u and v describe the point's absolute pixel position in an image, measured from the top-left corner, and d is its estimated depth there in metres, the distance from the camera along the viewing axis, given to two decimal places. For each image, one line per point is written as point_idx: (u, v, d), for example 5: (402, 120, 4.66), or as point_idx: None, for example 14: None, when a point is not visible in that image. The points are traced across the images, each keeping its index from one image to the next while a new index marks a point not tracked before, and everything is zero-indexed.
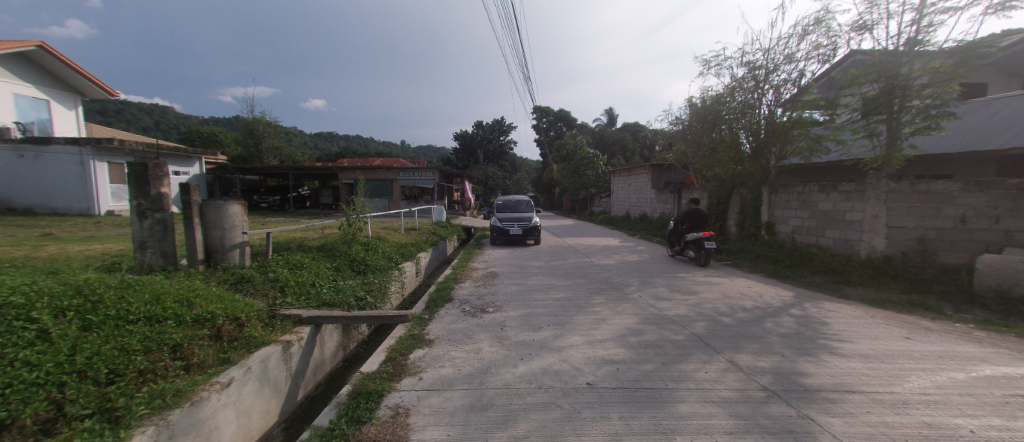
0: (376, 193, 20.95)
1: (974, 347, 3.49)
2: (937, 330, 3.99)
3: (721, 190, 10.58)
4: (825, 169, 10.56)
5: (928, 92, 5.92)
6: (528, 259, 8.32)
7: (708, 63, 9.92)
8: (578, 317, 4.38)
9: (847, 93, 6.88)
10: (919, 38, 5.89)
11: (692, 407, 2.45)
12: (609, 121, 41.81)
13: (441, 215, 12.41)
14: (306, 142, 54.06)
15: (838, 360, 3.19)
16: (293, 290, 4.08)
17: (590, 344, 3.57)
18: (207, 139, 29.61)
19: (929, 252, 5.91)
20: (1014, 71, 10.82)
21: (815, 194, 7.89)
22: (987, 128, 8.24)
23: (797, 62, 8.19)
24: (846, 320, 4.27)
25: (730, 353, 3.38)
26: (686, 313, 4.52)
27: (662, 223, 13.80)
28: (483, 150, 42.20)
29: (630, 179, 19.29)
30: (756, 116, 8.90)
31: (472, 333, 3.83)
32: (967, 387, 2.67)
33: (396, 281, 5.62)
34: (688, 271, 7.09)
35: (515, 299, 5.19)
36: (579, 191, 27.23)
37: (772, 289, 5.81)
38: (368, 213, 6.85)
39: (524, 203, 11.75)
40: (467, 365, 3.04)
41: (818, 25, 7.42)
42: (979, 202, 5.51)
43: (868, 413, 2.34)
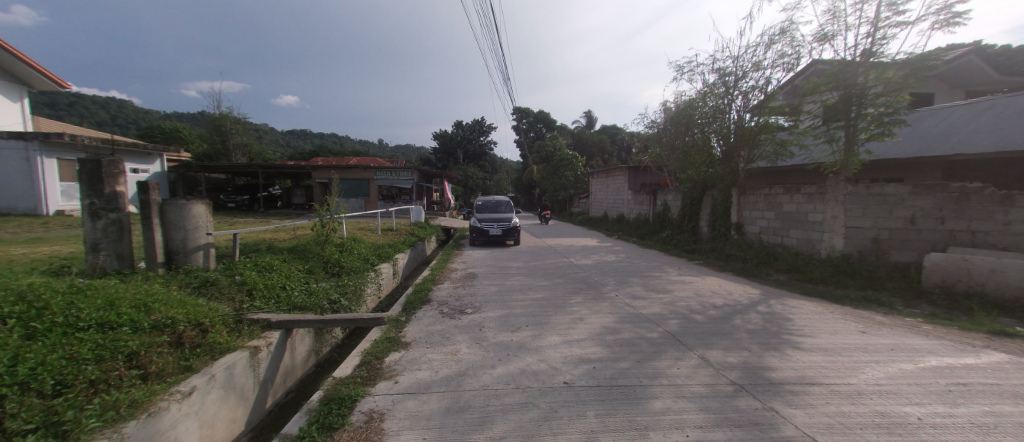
0: (352, 193, 20.43)
1: (922, 339, 3.74)
2: (889, 324, 4.26)
3: (693, 191, 10.91)
4: (789, 173, 11.12)
5: (881, 101, 6.33)
6: (508, 260, 8.32)
7: (681, 69, 10.26)
8: (556, 317, 4.41)
9: (810, 101, 7.26)
10: (874, 50, 6.31)
11: (665, 403, 2.51)
12: (588, 124, 42.45)
13: (420, 215, 12.18)
14: (278, 140, 52.17)
15: (800, 354, 3.35)
16: (262, 293, 3.92)
17: (567, 344, 3.60)
18: (170, 135, 28.01)
19: (883, 250, 6.32)
20: (956, 82, 11.78)
21: (779, 196, 8.28)
22: (934, 135, 8.95)
23: (764, 70, 8.57)
24: (809, 316, 4.50)
25: (701, 349, 3.49)
26: (660, 312, 4.64)
27: (639, 224, 14.09)
28: (462, 150, 41.93)
29: (608, 181, 19.62)
30: (726, 121, 9.26)
31: (450, 335, 3.78)
32: (916, 377, 2.87)
33: (372, 283, 5.50)
34: (662, 270, 7.29)
35: (494, 300, 5.17)
36: (559, 192, 27.48)
37: (740, 287, 6.05)
38: (343, 214, 6.61)
39: (504, 204, 11.71)
40: (444, 368, 3.01)
41: (784, 35, 7.79)
42: (926, 204, 5.94)
43: (828, 404, 2.46)
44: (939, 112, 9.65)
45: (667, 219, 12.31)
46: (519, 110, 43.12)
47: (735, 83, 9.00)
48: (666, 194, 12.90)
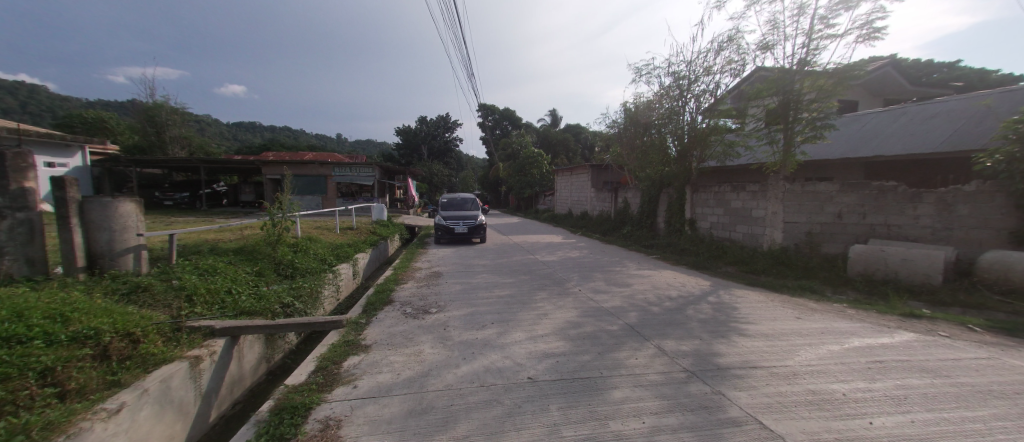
0: (308, 190, 19.38)
1: (847, 322, 4.17)
2: (821, 310, 4.70)
3: (651, 189, 11.41)
4: (736, 172, 11.93)
5: (814, 106, 6.95)
6: (474, 258, 8.27)
7: (639, 71, 10.64)
8: (521, 313, 4.44)
9: (754, 105, 7.81)
10: (808, 59, 6.89)
11: (624, 393, 2.61)
12: (552, 122, 43.10)
13: (382, 214, 11.75)
14: (224, 133, 48.34)
15: (745, 340, 3.62)
16: (204, 299, 3.61)
17: (532, 340, 3.65)
18: (92, 125, 25.00)
19: (816, 243, 6.97)
20: (874, 91, 13.15)
21: (727, 194, 8.83)
22: (857, 139, 9.97)
23: (714, 74, 9.10)
24: (752, 304, 4.86)
25: (657, 340, 3.67)
26: (620, 305, 4.83)
27: (601, 221, 14.52)
28: (427, 146, 41.05)
29: (572, 179, 20.05)
30: (680, 123, 9.75)
31: (413, 336, 3.70)
32: (842, 357, 3.19)
33: (330, 285, 5.25)
34: (623, 265, 7.56)
35: (459, 298, 5.11)
36: (525, 190, 27.73)
37: (694, 279, 6.41)
38: (297, 212, 6.22)
39: (469, 201, 11.58)
40: (407, 369, 2.93)
41: (731, 42, 8.32)
42: (851, 201, 6.66)
43: (768, 386, 2.68)
44: (860, 118, 10.76)
45: (628, 215, 12.79)
46: (483, 107, 42.90)
47: (689, 86, 9.48)
48: (627, 191, 13.38)
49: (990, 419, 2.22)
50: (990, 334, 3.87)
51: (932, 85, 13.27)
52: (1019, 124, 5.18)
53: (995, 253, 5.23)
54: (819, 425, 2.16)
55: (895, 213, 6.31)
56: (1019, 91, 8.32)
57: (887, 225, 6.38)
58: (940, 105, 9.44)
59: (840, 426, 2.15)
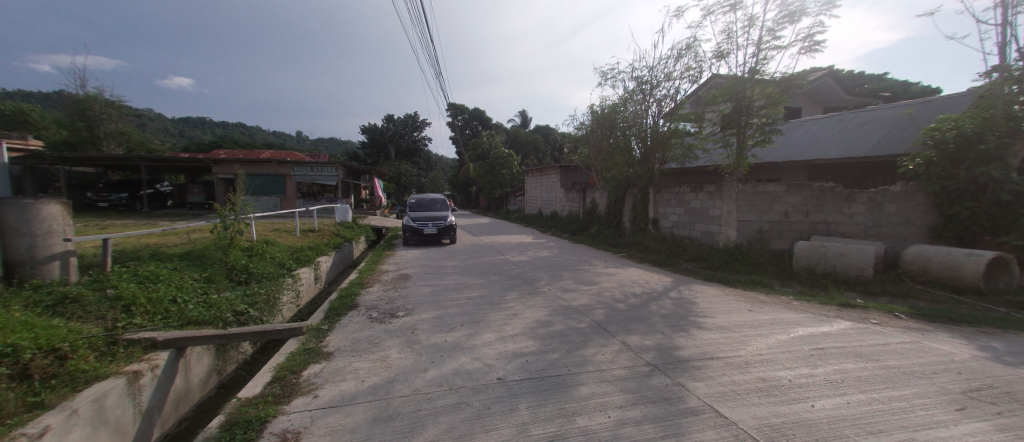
0: (264, 191, 18.40)
1: (793, 313, 4.50)
2: (770, 302, 5.05)
3: (617, 190, 11.76)
4: (695, 173, 12.58)
5: (763, 113, 7.47)
6: (443, 259, 8.16)
7: (604, 75, 10.94)
8: (491, 314, 4.44)
9: (710, 110, 8.27)
10: (757, 68, 7.38)
11: (591, 388, 2.67)
12: (522, 123, 43.48)
13: (346, 215, 11.32)
14: (170, 130, 44.79)
15: (703, 332, 3.82)
16: (145, 309, 3.32)
17: (501, 340, 3.65)
18: (10, 118, 22.37)
19: (765, 240, 7.48)
20: (816, 99, 14.28)
21: (686, 194, 9.22)
22: (801, 143, 10.78)
23: (674, 80, 9.52)
24: (710, 299, 5.14)
25: (623, 335, 3.78)
26: (588, 303, 4.93)
27: (570, 220, 14.79)
28: (394, 145, 40.01)
29: (542, 179, 20.31)
30: (644, 126, 10.13)
31: (379, 341, 3.59)
32: (788, 346, 3.45)
33: (289, 290, 4.99)
34: (591, 264, 7.73)
35: (427, 300, 5.02)
36: (495, 190, 27.77)
37: (657, 276, 6.69)
38: (252, 214, 5.86)
39: (439, 202, 11.40)
40: (372, 376, 2.84)
41: (689, 50, 8.75)
42: (796, 200, 7.20)
43: (723, 375, 2.84)
44: (803, 124, 11.67)
45: (595, 215, 13.11)
46: (453, 106, 42.48)
47: (651, 91, 9.88)
48: (594, 192, 13.71)
49: (912, 397, 2.47)
50: (912, 320, 4.31)
51: (863, 95, 14.67)
52: (936, 131, 6.18)
53: (916, 248, 5.85)
54: (768, 410, 2.33)
55: (833, 212, 6.90)
56: (936, 101, 9.30)
57: (828, 223, 6.95)
58: (871, 113, 10.39)
59: (785, 410, 2.32)
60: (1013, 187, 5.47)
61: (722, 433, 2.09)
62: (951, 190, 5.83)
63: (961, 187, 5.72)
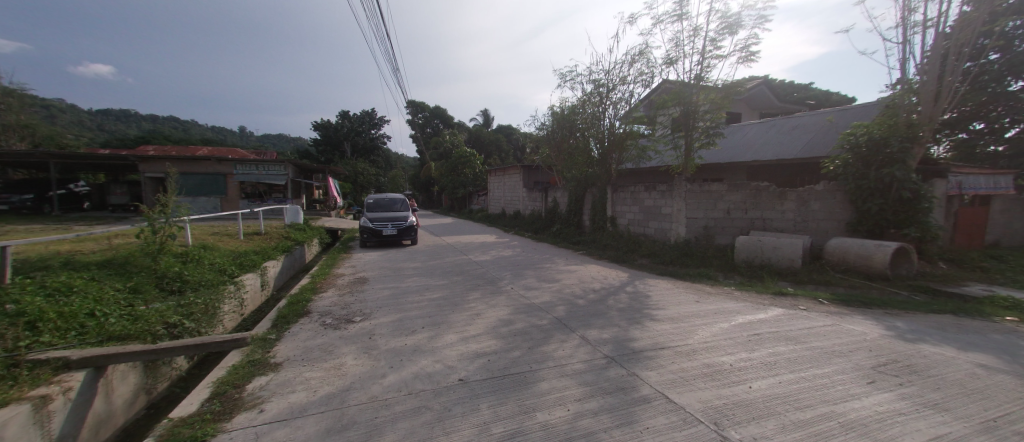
0: (199, 191, 16.90)
1: (735, 302, 4.87)
2: (715, 293, 5.43)
3: (577, 189, 12.06)
4: (648, 174, 13.24)
5: (707, 117, 8.05)
6: (404, 261, 7.95)
7: (563, 76, 11.15)
8: (453, 315, 4.38)
9: (661, 114, 8.74)
10: (702, 75, 7.91)
11: (550, 384, 2.72)
12: (484, 122, 43.40)
13: (297, 216, 10.65)
14: (86, 123, 39.64)
15: (655, 324, 4.03)
16: (54, 325, 2.91)
17: (463, 341, 3.62)
18: None
19: (711, 236, 8.04)
20: (753, 105, 15.54)
21: (641, 193, 9.65)
22: (741, 145, 11.70)
23: (628, 84, 9.94)
24: (663, 292, 5.44)
25: (582, 330, 3.90)
26: (549, 299, 5.03)
27: (532, 220, 14.94)
28: (350, 143, 38.24)
29: (504, 179, 20.39)
30: (601, 127, 10.50)
31: (333, 348, 3.42)
32: (730, 333, 3.73)
33: (232, 299, 4.62)
34: (553, 262, 7.87)
35: (386, 304, 4.86)
36: (458, 190, 27.51)
37: (614, 272, 6.96)
38: (187, 216, 5.36)
39: (399, 202, 11.06)
40: (325, 385, 2.70)
41: (642, 56, 9.18)
42: (737, 198, 7.79)
43: (673, 363, 3.02)
44: (742, 129, 12.68)
45: (557, 214, 13.37)
46: (413, 104, 41.52)
47: (607, 94, 10.24)
48: (555, 191, 13.97)
49: (832, 373, 2.78)
50: (833, 305, 4.84)
51: (793, 103, 16.21)
52: (851, 136, 7.00)
53: (837, 241, 6.55)
54: (712, 393, 2.51)
55: (769, 209, 7.55)
56: (852, 109, 10.45)
57: (765, 219, 7.59)
58: (800, 119, 11.47)
59: (727, 392, 2.52)
60: (911, 186, 6.31)
61: (672, 418, 2.22)
62: (864, 188, 6.61)
63: (871, 185, 6.52)
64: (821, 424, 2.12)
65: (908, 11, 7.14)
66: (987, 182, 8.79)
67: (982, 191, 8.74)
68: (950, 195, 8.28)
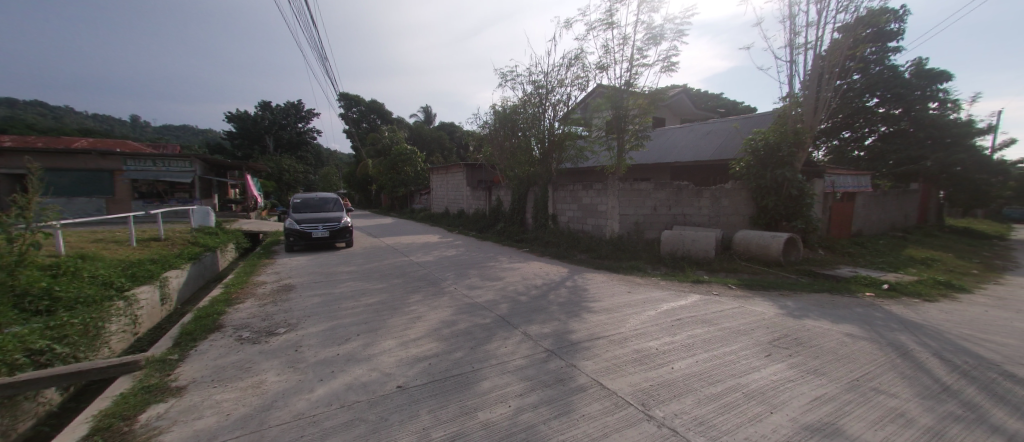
0: (75, 190, 14.18)
1: (661, 291, 5.32)
2: (644, 283, 5.88)
3: (520, 188, 12.24)
4: (585, 173, 13.93)
5: (637, 121, 8.68)
6: (338, 264, 7.44)
7: (504, 76, 11.20)
8: (391, 320, 4.20)
9: (597, 116, 9.23)
10: (631, 81, 8.50)
11: (492, 382, 2.73)
12: (426, 119, 42.29)
13: (206, 219, 9.54)
14: None
15: (591, 316, 4.25)
16: None
17: (402, 346, 3.48)
18: None
19: (641, 231, 8.65)
20: (674, 111, 17.08)
21: (579, 192, 10.05)
22: (664, 148, 12.82)
23: (566, 87, 10.33)
24: (599, 285, 5.75)
25: (524, 326, 3.98)
26: (492, 298, 5.06)
27: (476, 219, 14.87)
28: (273, 136, 34.68)
29: (447, 177, 20.05)
30: (541, 128, 10.77)
31: (251, 365, 3.08)
32: (657, 319, 4.06)
33: (121, 316, 3.94)
34: (496, 260, 7.92)
35: (315, 312, 4.51)
36: (398, 188, 26.41)
37: (555, 268, 7.20)
38: (56, 220, 4.41)
39: (331, 202, 10.31)
40: (241, 406, 2.43)
41: (577, 61, 9.58)
42: (663, 196, 8.50)
43: (607, 352, 3.21)
44: (664, 132, 13.92)
45: (500, 213, 13.46)
46: (347, 97, 39.10)
47: (547, 95, 10.55)
48: (499, 190, 14.05)
49: (738, 350, 3.16)
50: (740, 290, 5.51)
51: (708, 110, 18.12)
52: (752, 141, 8.08)
53: (742, 233, 7.48)
54: (640, 377, 2.71)
55: (689, 206, 8.37)
56: (753, 118, 12.00)
57: (685, 215, 8.40)
58: (713, 126, 12.87)
59: (653, 374, 2.73)
60: (797, 185, 7.45)
61: (605, 403, 2.36)
62: (762, 187, 7.67)
63: (768, 185, 7.60)
64: (729, 395, 2.39)
65: (794, 35, 8.36)
66: (854, 181, 10.78)
67: (849, 188, 10.56)
68: (826, 193, 9.89)
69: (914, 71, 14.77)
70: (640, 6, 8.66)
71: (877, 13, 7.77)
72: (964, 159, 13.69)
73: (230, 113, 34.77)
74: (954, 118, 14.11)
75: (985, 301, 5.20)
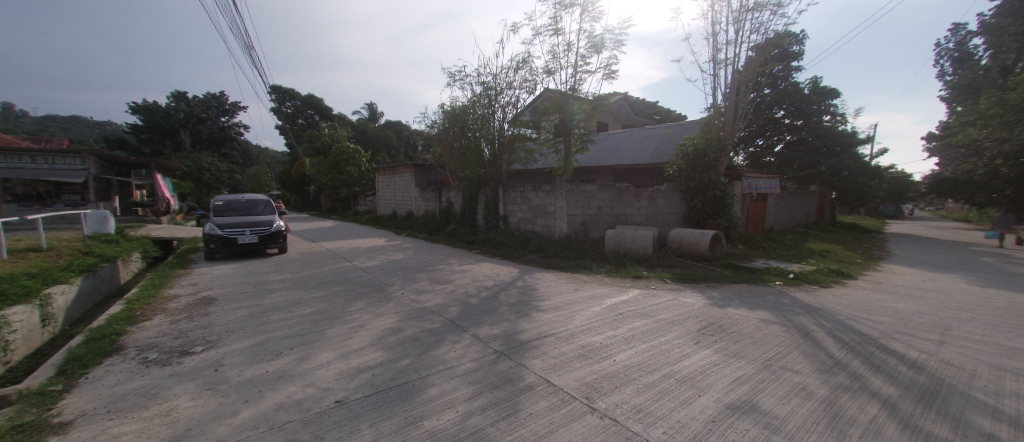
0: None
1: (606, 288, 5.57)
2: (590, 281, 6.12)
3: (470, 189, 12.13)
4: (533, 175, 14.23)
5: (582, 125, 9.07)
6: (270, 272, 6.83)
7: (452, 75, 11.06)
8: (330, 330, 3.93)
9: (545, 119, 9.45)
10: (576, 86, 8.84)
11: (439, 388, 2.67)
12: (371, 117, 40.42)
13: (106, 226, 8.37)
14: None
15: (540, 314, 4.34)
16: None
17: (343, 357, 3.27)
18: None
19: (587, 230, 9.00)
20: (616, 116, 18.02)
21: (528, 194, 10.19)
22: (607, 152, 13.50)
23: (514, 89, 10.46)
24: (548, 284, 5.88)
25: (473, 329, 3.94)
26: (441, 301, 4.95)
27: (426, 221, 14.50)
28: (190, 131, 30.93)
29: (394, 178, 19.29)
30: (491, 129, 10.78)
31: (161, 390, 2.70)
32: (601, 315, 4.25)
33: None
34: (446, 263, 7.77)
35: (241, 326, 4.08)
36: (340, 189, 24.86)
37: (505, 268, 7.25)
38: None
39: (261, 204, 9.43)
40: (144, 439, 2.11)
41: (525, 64, 9.75)
42: (606, 197, 8.94)
43: (554, 349, 3.29)
44: (607, 137, 14.66)
45: (451, 214, 13.25)
46: (280, 90, 36.18)
47: (496, 97, 10.60)
48: (449, 191, 13.81)
49: (672, 339, 3.41)
50: (675, 283, 5.96)
51: (646, 117, 19.41)
52: (683, 146, 8.83)
53: (676, 231, 8.12)
54: (584, 371, 2.81)
55: (630, 206, 8.90)
56: (684, 126, 13.06)
57: (626, 214, 8.92)
58: (649, 131, 13.82)
59: (597, 368, 2.85)
60: (720, 186, 8.28)
61: (552, 400, 2.41)
62: (692, 188, 8.55)
63: (697, 186, 8.47)
64: (664, 383, 2.56)
65: (717, 51, 9.25)
66: (768, 184, 12.13)
67: (764, 190, 11.88)
68: (745, 193, 11.06)
69: (812, 88, 17.07)
70: (584, 15, 9.06)
71: (783, 36, 8.86)
72: (850, 164, 16.11)
73: (133, 103, 30.40)
74: (842, 130, 16.55)
75: (866, 286, 6.15)
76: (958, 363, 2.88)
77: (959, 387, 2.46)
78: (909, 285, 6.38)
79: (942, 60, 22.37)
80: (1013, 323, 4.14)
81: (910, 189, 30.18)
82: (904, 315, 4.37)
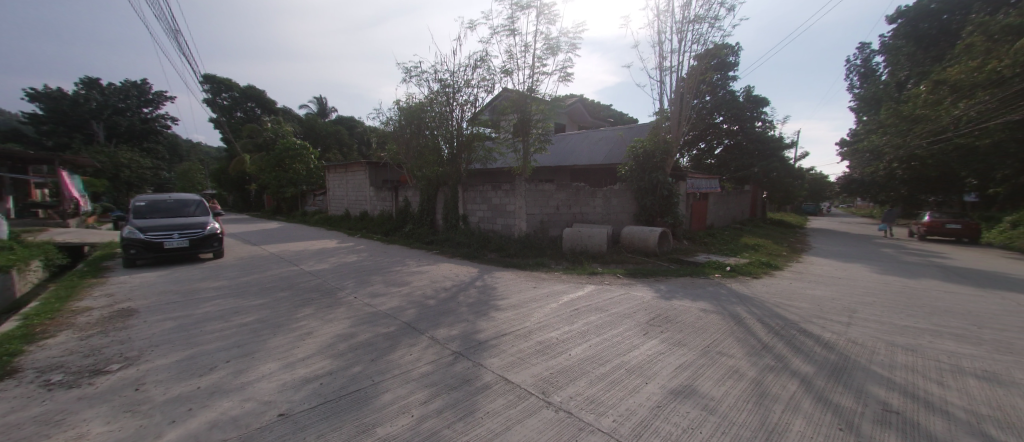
0: None
1: (563, 285, 5.71)
2: (548, 278, 6.25)
3: (428, 188, 11.88)
4: (492, 174, 14.24)
5: (540, 125, 9.22)
6: (206, 279, 6.25)
7: (408, 71, 10.77)
8: (273, 340, 3.68)
9: (503, 119, 9.48)
10: (533, 87, 8.95)
11: (393, 393, 2.60)
12: (321, 111, 38.21)
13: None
14: None
15: (499, 313, 4.36)
16: None
17: (288, 367, 3.08)
18: None
19: (545, 229, 9.17)
20: (573, 117, 18.52)
21: (488, 193, 10.18)
22: (564, 152, 13.82)
23: (472, 88, 10.40)
24: (507, 283, 5.92)
25: (431, 331, 3.87)
26: (398, 304, 4.81)
27: (381, 221, 13.99)
28: (104, 122, 27.29)
29: (347, 177, 18.41)
30: (449, 127, 10.62)
31: (68, 416, 2.38)
32: (557, 311, 4.35)
33: None
34: (403, 264, 7.56)
35: (170, 339, 3.69)
36: (285, 188, 23.23)
37: (465, 269, 7.19)
38: None
39: (193, 205, 8.59)
40: None
41: (483, 63, 9.71)
42: (563, 196, 9.15)
43: (512, 347, 3.32)
44: (564, 138, 15.01)
45: (408, 214, 12.90)
46: (215, 80, 33.12)
47: (453, 95, 10.46)
48: (406, 190, 13.43)
49: (623, 331, 3.57)
50: (628, 278, 6.26)
51: (601, 120, 20.13)
52: (635, 148, 9.30)
53: (629, 228, 8.50)
54: (541, 367, 2.87)
55: (585, 205, 9.21)
56: (634, 128, 13.71)
57: (583, 213, 9.21)
58: (603, 133, 14.34)
59: (552, 363, 2.92)
60: (667, 186, 8.83)
61: (509, 397, 2.44)
62: (642, 187, 9.04)
63: (647, 186, 8.97)
64: (615, 374, 2.68)
65: (663, 59, 9.82)
66: (709, 184, 13.05)
67: (705, 189, 12.78)
68: (689, 193, 11.83)
69: (746, 96, 18.63)
70: (539, 17, 9.21)
71: (720, 47, 9.59)
72: (778, 167, 17.81)
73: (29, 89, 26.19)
74: (772, 135, 18.26)
75: (791, 276, 6.85)
76: (862, 342, 3.30)
77: (861, 363, 2.82)
78: (826, 274, 7.20)
79: (852, 75, 25.41)
80: (903, 304, 4.82)
81: (826, 189, 34.01)
82: (821, 300, 4.93)
